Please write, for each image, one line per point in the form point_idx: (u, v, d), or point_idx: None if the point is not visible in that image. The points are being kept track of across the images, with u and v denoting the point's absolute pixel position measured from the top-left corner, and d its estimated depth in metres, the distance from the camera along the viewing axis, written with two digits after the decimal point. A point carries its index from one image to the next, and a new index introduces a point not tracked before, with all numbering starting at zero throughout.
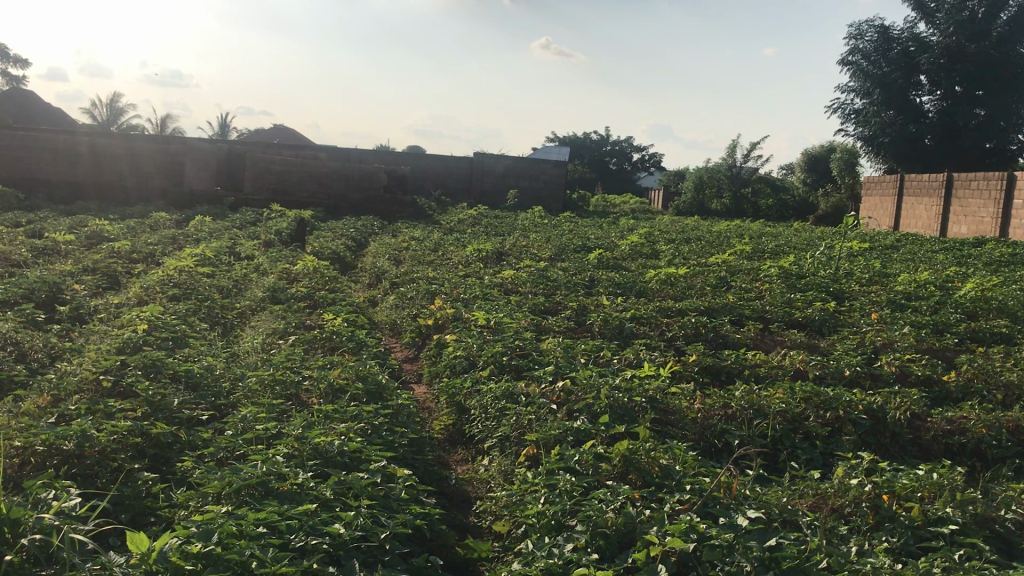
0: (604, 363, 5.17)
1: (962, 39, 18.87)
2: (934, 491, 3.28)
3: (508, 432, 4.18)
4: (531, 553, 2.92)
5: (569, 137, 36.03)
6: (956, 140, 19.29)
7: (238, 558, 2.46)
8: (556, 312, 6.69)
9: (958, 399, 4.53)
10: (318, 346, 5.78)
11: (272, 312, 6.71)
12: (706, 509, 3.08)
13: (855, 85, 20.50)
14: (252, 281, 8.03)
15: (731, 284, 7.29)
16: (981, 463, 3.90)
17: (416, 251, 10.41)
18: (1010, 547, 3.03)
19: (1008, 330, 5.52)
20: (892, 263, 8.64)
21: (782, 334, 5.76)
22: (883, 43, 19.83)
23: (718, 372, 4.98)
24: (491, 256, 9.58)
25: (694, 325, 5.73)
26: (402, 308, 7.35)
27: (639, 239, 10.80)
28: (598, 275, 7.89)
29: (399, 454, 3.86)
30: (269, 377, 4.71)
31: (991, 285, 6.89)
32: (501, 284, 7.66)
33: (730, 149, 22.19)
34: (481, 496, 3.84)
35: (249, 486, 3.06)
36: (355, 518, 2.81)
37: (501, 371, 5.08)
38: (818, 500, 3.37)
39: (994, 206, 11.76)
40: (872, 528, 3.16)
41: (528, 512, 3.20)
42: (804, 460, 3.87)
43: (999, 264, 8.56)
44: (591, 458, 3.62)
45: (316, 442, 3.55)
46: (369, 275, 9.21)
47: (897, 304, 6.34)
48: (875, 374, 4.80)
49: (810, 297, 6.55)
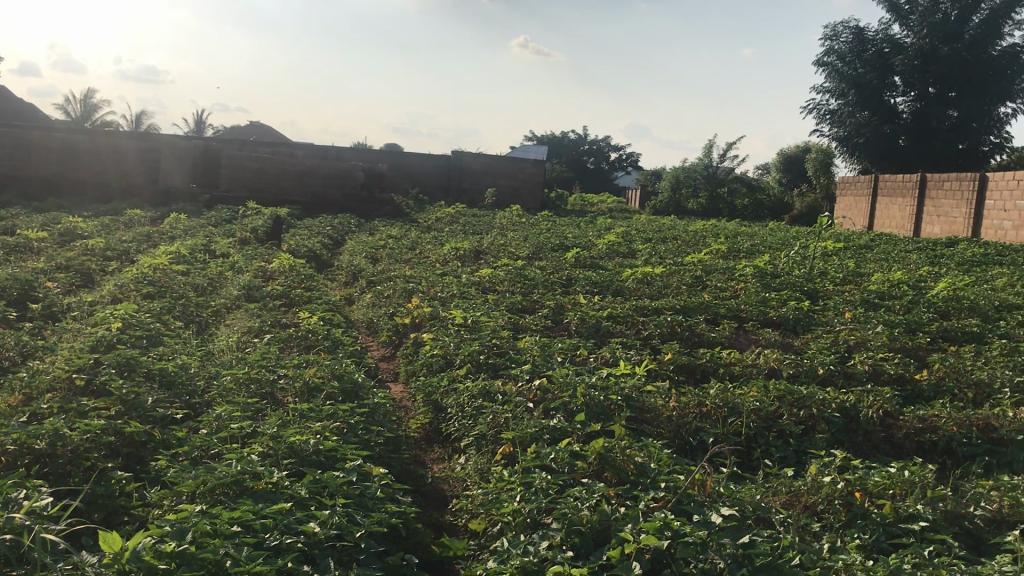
0: (581, 362, 5.18)
1: (936, 42, 19.10)
2: (906, 489, 3.33)
3: (485, 431, 4.19)
4: (507, 551, 2.93)
5: (547, 136, 36.21)
6: (929, 141, 19.49)
7: (213, 557, 2.45)
8: (533, 310, 6.71)
9: (929, 397, 4.58)
10: (293, 344, 5.76)
11: (247, 311, 6.68)
12: (680, 506, 3.10)
13: (830, 86, 20.68)
14: (226, 279, 7.98)
15: (707, 284, 7.32)
16: (951, 460, 3.95)
17: (393, 249, 10.40)
18: (980, 544, 3.06)
19: (979, 330, 5.59)
20: (866, 262, 8.72)
21: (756, 333, 5.80)
22: (857, 45, 20.00)
23: (693, 370, 5.01)
24: (468, 254, 9.60)
25: (670, 324, 5.76)
26: (378, 307, 7.36)
27: (617, 238, 10.83)
28: (575, 274, 7.91)
29: (376, 453, 3.85)
30: (243, 376, 4.69)
31: (964, 285, 6.98)
32: (478, 283, 7.67)
33: (707, 149, 22.32)
34: (457, 494, 3.85)
35: (223, 486, 3.05)
36: (330, 517, 2.81)
37: (478, 369, 5.10)
38: (791, 497, 3.41)
39: (966, 206, 11.90)
40: (845, 525, 3.19)
41: (504, 510, 3.21)
42: (778, 458, 3.90)
43: (971, 264, 8.66)
44: (567, 456, 3.63)
45: (292, 441, 3.54)
46: (345, 274, 9.19)
47: (870, 303, 6.40)
48: (848, 373, 4.84)
49: (785, 296, 6.59)
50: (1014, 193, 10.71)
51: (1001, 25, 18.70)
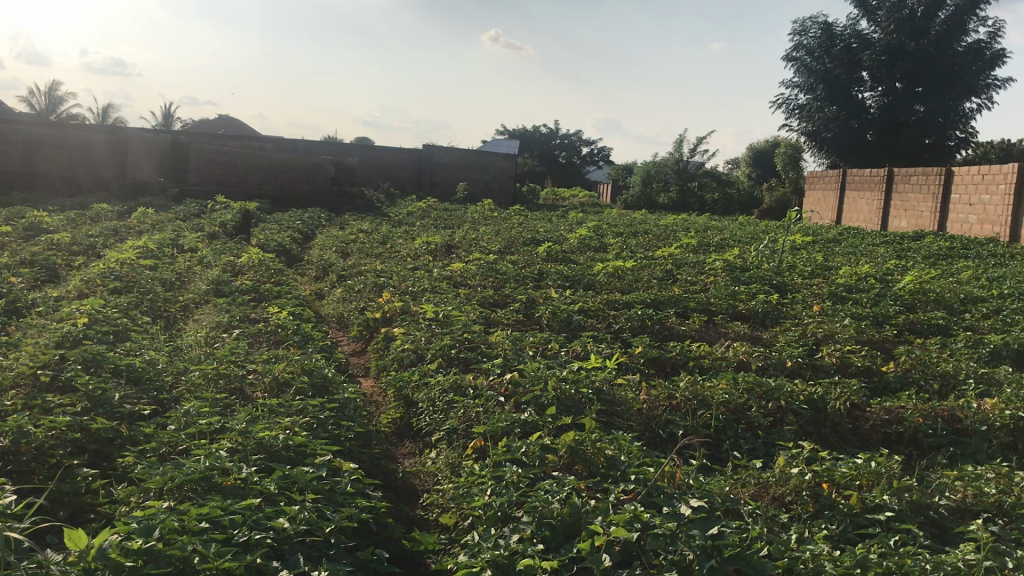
0: (553, 355, 5.19)
1: (903, 37, 19.28)
2: (872, 480, 3.37)
3: (456, 425, 4.19)
4: (478, 544, 2.93)
5: (518, 130, 36.26)
6: (896, 136, 19.68)
7: (180, 553, 2.43)
8: (505, 304, 6.71)
9: (896, 389, 4.64)
10: (263, 339, 5.72)
11: (216, 305, 6.62)
12: (650, 499, 3.12)
13: (799, 80, 20.82)
14: (195, 273, 7.92)
15: (677, 277, 7.36)
16: (917, 451, 4.01)
17: (364, 244, 10.36)
18: (944, 534, 3.11)
19: (945, 322, 5.67)
20: (835, 256, 8.81)
21: (725, 326, 5.85)
22: (826, 40, 20.12)
23: (664, 363, 5.04)
24: (440, 248, 9.59)
25: (641, 317, 5.79)
26: (349, 301, 7.33)
27: (588, 232, 10.85)
28: (547, 268, 7.93)
29: (346, 448, 3.84)
30: (212, 371, 4.64)
31: (930, 278, 7.08)
32: (450, 277, 7.67)
33: (677, 143, 22.43)
34: (428, 488, 3.84)
35: (191, 482, 3.02)
36: (300, 512, 2.81)
37: (450, 363, 5.10)
38: (760, 489, 3.44)
39: (933, 200, 12.04)
40: (812, 516, 3.22)
41: (475, 504, 3.21)
42: (747, 450, 3.93)
43: (938, 257, 8.78)
44: (538, 450, 3.64)
45: (261, 436, 3.52)
46: (316, 268, 9.14)
47: (838, 296, 6.47)
48: (815, 365, 4.89)
49: (754, 290, 6.63)
50: (979, 187, 10.86)
51: (967, 22, 18.96)
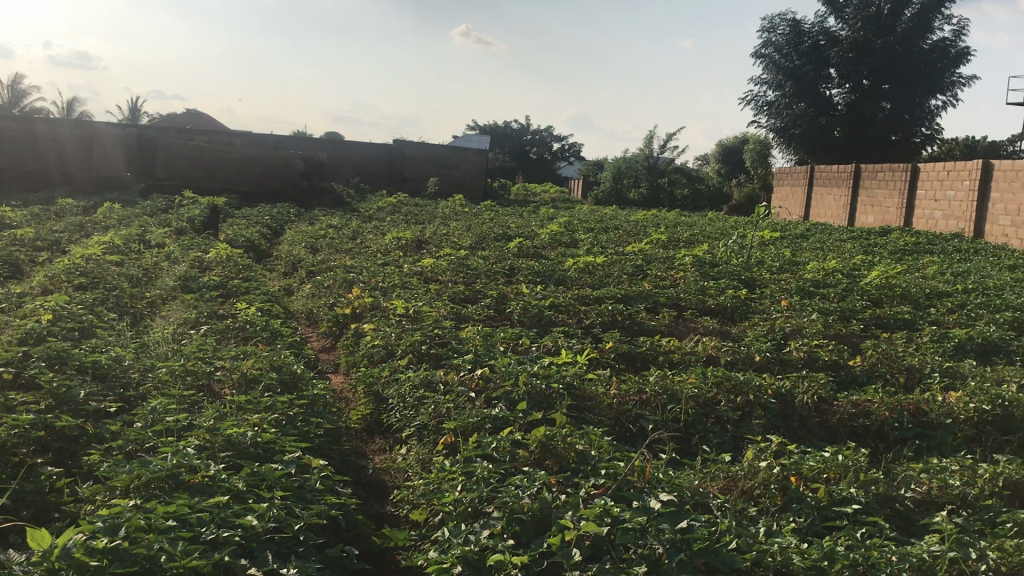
0: (524, 351, 5.19)
1: (869, 34, 19.49)
2: (839, 473, 3.41)
3: (426, 421, 4.17)
4: (448, 540, 2.93)
5: (489, 125, 36.24)
6: (863, 133, 19.82)
7: (146, 551, 2.40)
8: (476, 300, 6.70)
9: (862, 382, 4.69)
10: (230, 336, 5.68)
11: (184, 301, 6.56)
12: (620, 493, 3.13)
13: (767, 77, 20.93)
14: (162, 269, 7.84)
15: (647, 273, 7.39)
16: (883, 444, 4.06)
17: (334, 239, 10.29)
18: (910, 525, 3.16)
19: (911, 317, 5.74)
20: (802, 251, 8.90)
21: (695, 321, 5.88)
22: (794, 37, 20.23)
23: (634, 358, 5.06)
24: (411, 244, 9.57)
25: (611, 313, 5.80)
26: (318, 297, 7.30)
27: (559, 228, 10.87)
28: (518, 263, 7.93)
29: (315, 445, 3.82)
30: (179, 368, 4.59)
31: (895, 273, 7.16)
32: (420, 273, 7.65)
33: (647, 140, 22.52)
34: (398, 485, 3.83)
35: (158, 479, 2.98)
36: (268, 510, 2.79)
37: (420, 359, 5.08)
38: (728, 482, 3.45)
39: (900, 197, 12.17)
40: (780, 509, 3.24)
41: (445, 500, 3.20)
42: (715, 443, 3.95)
43: (904, 252, 8.88)
44: (509, 445, 3.64)
45: (228, 433, 3.49)
46: (284, 263, 9.09)
47: (805, 291, 6.53)
48: (783, 359, 4.93)
49: (723, 285, 6.67)
50: (945, 183, 10.98)
51: (932, 20, 19.24)
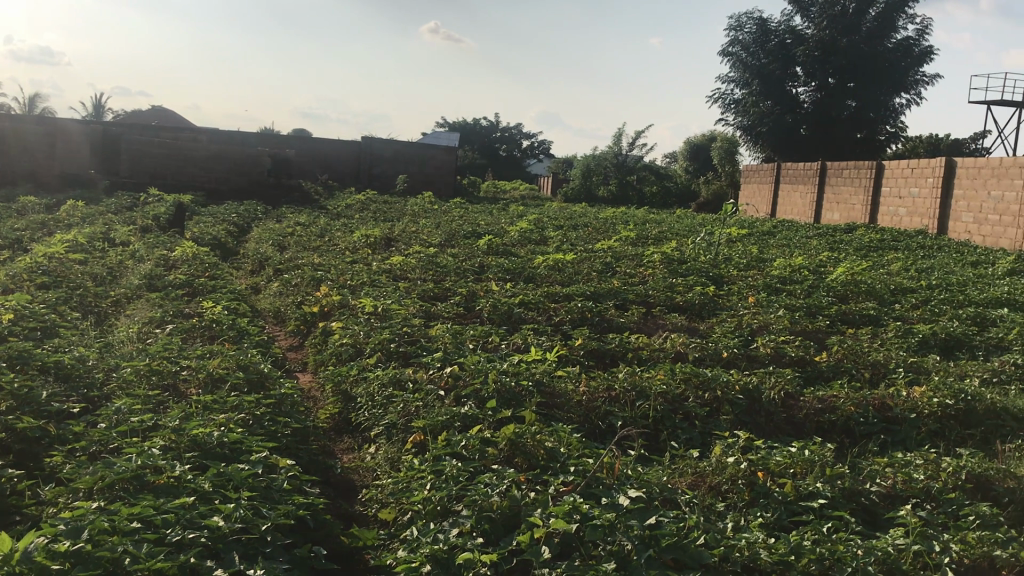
0: (493, 348, 5.18)
1: (834, 33, 19.64)
2: (805, 468, 3.43)
3: (395, 420, 4.16)
4: (417, 539, 2.92)
5: (458, 122, 36.27)
6: (828, 130, 20.02)
7: (110, 555, 2.37)
8: (446, 297, 6.67)
9: (829, 378, 4.73)
10: (196, 334, 5.61)
11: (149, 300, 6.48)
12: (589, 490, 3.13)
13: (734, 76, 21.05)
14: (127, 267, 7.74)
15: (616, 270, 7.41)
16: (849, 439, 4.10)
17: (301, 237, 10.23)
18: (875, 520, 3.19)
19: (876, 313, 5.81)
20: (769, 248, 8.98)
21: (664, 317, 5.90)
22: (761, 35, 20.38)
23: (603, 355, 5.07)
24: (380, 241, 9.53)
25: (581, 310, 5.82)
26: (286, 295, 7.25)
27: (528, 225, 10.87)
28: (488, 261, 7.92)
29: (283, 444, 3.79)
30: (145, 368, 4.54)
31: (861, 270, 7.24)
32: (389, 270, 7.61)
33: (616, 137, 22.63)
34: (367, 484, 3.81)
35: (122, 481, 2.95)
36: (235, 510, 2.76)
37: (389, 358, 5.06)
38: (697, 478, 3.47)
39: (864, 194, 12.30)
40: (748, 504, 3.26)
41: (414, 498, 3.19)
42: (684, 439, 3.96)
43: (869, 249, 8.98)
44: (478, 442, 3.63)
45: (194, 433, 3.45)
46: (251, 262, 9.01)
47: (772, 288, 6.58)
48: (750, 355, 4.97)
49: (691, 282, 6.70)
50: (909, 180, 11.10)
51: (895, 19, 19.58)
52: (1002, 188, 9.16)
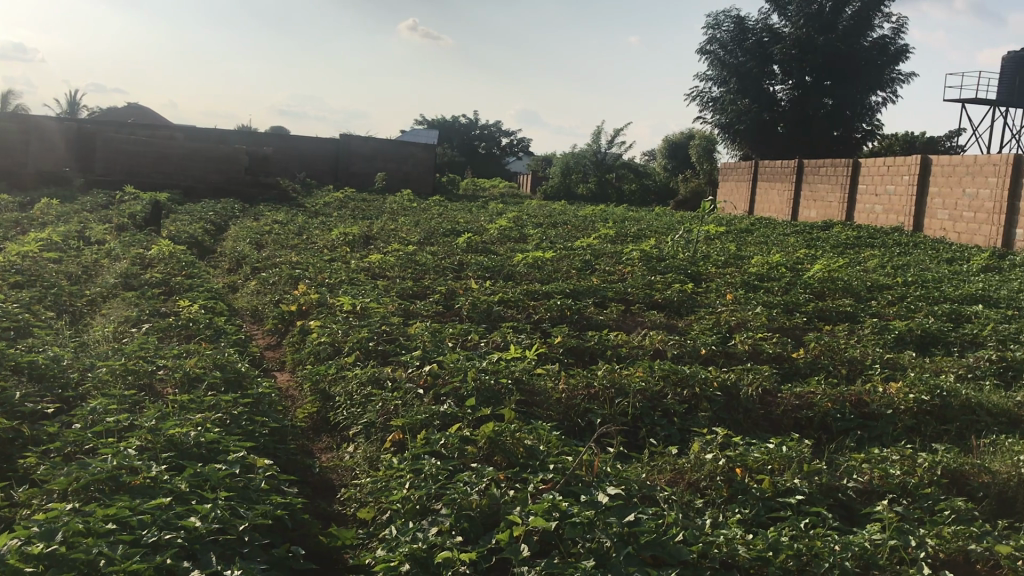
0: (472, 346, 5.17)
1: (811, 32, 19.88)
2: (783, 464, 3.45)
3: (374, 418, 4.14)
4: (396, 538, 2.90)
5: (437, 120, 36.25)
6: (806, 128, 20.17)
7: (84, 557, 2.35)
8: (425, 295, 6.65)
9: (806, 374, 4.75)
10: (173, 334, 5.57)
11: (125, 299, 6.42)
12: (568, 488, 3.13)
13: (712, 74, 21.13)
14: (102, 266, 7.66)
15: (596, 268, 7.42)
16: (826, 435, 4.12)
17: (279, 235, 10.18)
18: (852, 515, 3.21)
19: (852, 310, 5.85)
20: (747, 246, 9.02)
21: (643, 315, 5.92)
22: (739, 34, 20.45)
23: (582, 353, 5.07)
24: (358, 239, 9.50)
25: (560, 307, 5.82)
26: (263, 294, 7.20)
27: (508, 223, 10.86)
28: (467, 259, 7.90)
29: (260, 444, 3.76)
30: (121, 367, 4.49)
31: (838, 267, 7.28)
32: (367, 268, 7.58)
33: (595, 135, 22.69)
34: (346, 483, 3.79)
35: (97, 482, 2.92)
36: (212, 511, 2.74)
37: (367, 356, 5.04)
38: (676, 475, 3.48)
39: (841, 191, 12.38)
40: (726, 501, 3.27)
41: (392, 497, 3.18)
42: (663, 436, 3.97)
43: (846, 246, 9.03)
44: (457, 441, 3.62)
45: (170, 433, 3.42)
46: (229, 260, 8.94)
47: (750, 285, 6.61)
48: (728, 352, 4.99)
49: (669, 279, 6.71)
50: (885, 177, 11.18)
51: (871, 18, 19.70)
52: (976, 185, 9.25)
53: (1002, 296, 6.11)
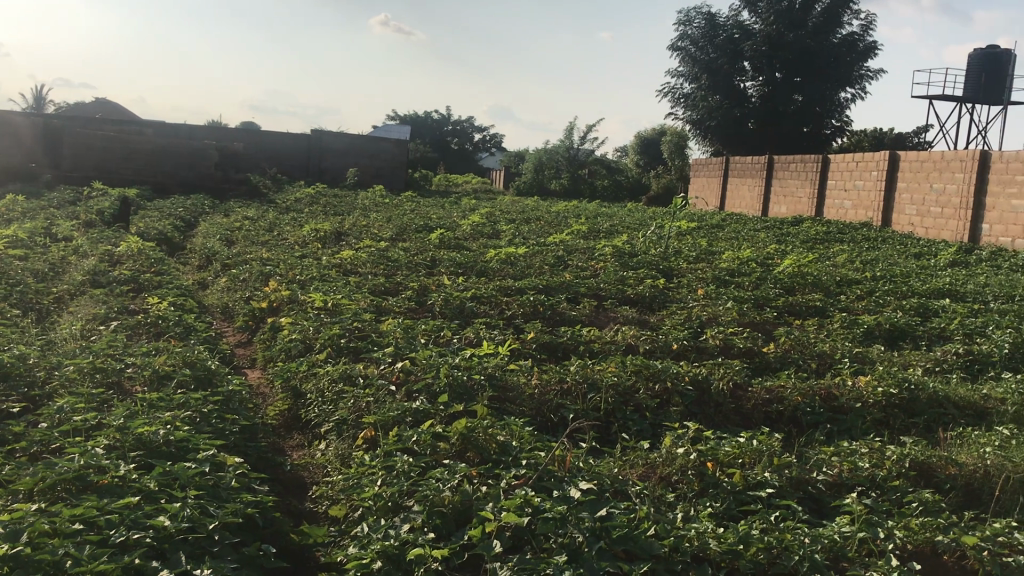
0: (445, 343, 5.16)
1: (781, 28, 19.94)
2: (753, 458, 3.47)
3: (345, 416, 4.12)
4: (368, 536, 2.89)
5: (409, 115, 36.17)
6: (776, 124, 20.34)
7: (50, 558, 2.32)
8: (397, 292, 6.63)
9: (776, 368, 4.79)
10: (142, 331, 5.50)
11: (92, 296, 6.33)
12: (540, 483, 3.13)
13: (683, 70, 21.17)
14: (70, 263, 7.57)
15: (569, 263, 7.43)
16: (796, 428, 4.16)
17: (250, 231, 10.10)
18: (821, 508, 3.24)
19: (822, 304, 5.90)
20: (718, 241, 9.07)
21: (615, 310, 5.93)
22: (709, 30, 20.48)
23: (555, 348, 5.07)
24: (330, 235, 9.45)
25: (533, 303, 5.82)
26: (234, 291, 7.15)
27: (480, 219, 10.84)
28: (440, 255, 7.88)
29: (230, 442, 3.74)
30: (88, 365, 4.44)
31: (808, 262, 7.34)
32: (339, 264, 7.54)
33: (567, 131, 22.72)
34: (318, 481, 3.77)
35: (65, 481, 2.88)
36: (181, 510, 2.71)
37: (339, 353, 5.02)
38: (647, 470, 3.49)
39: (811, 187, 12.49)
40: (697, 494, 3.28)
41: (364, 495, 3.16)
42: (635, 431, 3.99)
43: (816, 241, 9.11)
44: (430, 437, 3.61)
45: (139, 432, 3.38)
46: (199, 256, 8.86)
47: (721, 280, 6.64)
48: (700, 347, 5.01)
49: (642, 275, 6.74)
50: (854, 173, 11.29)
51: (840, 14, 19.85)
52: (943, 181, 9.35)
53: (968, 290, 6.19)
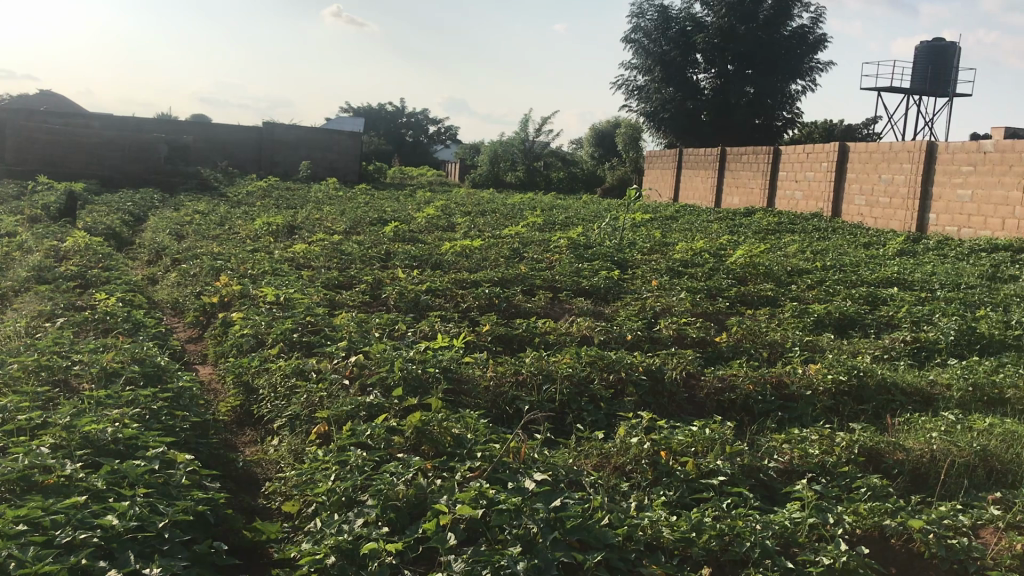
0: (399, 336, 5.13)
1: (733, 21, 20.03)
2: (706, 446, 3.50)
3: (298, 411, 4.09)
4: (321, 531, 2.87)
5: (364, 108, 35.95)
6: (728, 116, 20.50)
7: None
8: (351, 286, 6.59)
9: (728, 358, 4.83)
10: (89, 328, 5.39)
11: (36, 293, 6.18)
12: (495, 475, 3.13)
13: (636, 62, 21.23)
14: (13, 258, 7.40)
15: (524, 256, 7.43)
16: (748, 416, 4.20)
17: (200, 226, 9.95)
18: (773, 495, 3.28)
19: (773, 294, 5.97)
20: (672, 233, 9.13)
21: (569, 302, 5.95)
22: (662, 22, 20.57)
23: (511, 340, 5.07)
24: (283, 229, 9.34)
25: (488, 296, 5.82)
26: (184, 286, 7.03)
27: (435, 211, 10.80)
28: (393, 248, 7.83)
29: (181, 439, 3.69)
30: (32, 364, 4.34)
31: (759, 252, 7.42)
32: (291, 259, 7.46)
33: (523, 123, 22.69)
34: (270, 477, 3.73)
35: (7, 483, 2.82)
36: (129, 508, 2.66)
37: (292, 348, 4.98)
38: (601, 459, 3.50)
39: (762, 178, 12.65)
40: (651, 483, 3.31)
41: (318, 491, 3.12)
42: (589, 422, 4.01)
43: (768, 232, 9.21)
44: (383, 432, 3.59)
45: (86, 430, 3.32)
46: (148, 252, 8.70)
47: (674, 271, 6.69)
48: (653, 338, 5.05)
49: (596, 266, 6.76)
50: (804, 164, 11.43)
51: (789, 7, 20.08)
52: (892, 171, 9.51)
53: (915, 279, 6.31)
